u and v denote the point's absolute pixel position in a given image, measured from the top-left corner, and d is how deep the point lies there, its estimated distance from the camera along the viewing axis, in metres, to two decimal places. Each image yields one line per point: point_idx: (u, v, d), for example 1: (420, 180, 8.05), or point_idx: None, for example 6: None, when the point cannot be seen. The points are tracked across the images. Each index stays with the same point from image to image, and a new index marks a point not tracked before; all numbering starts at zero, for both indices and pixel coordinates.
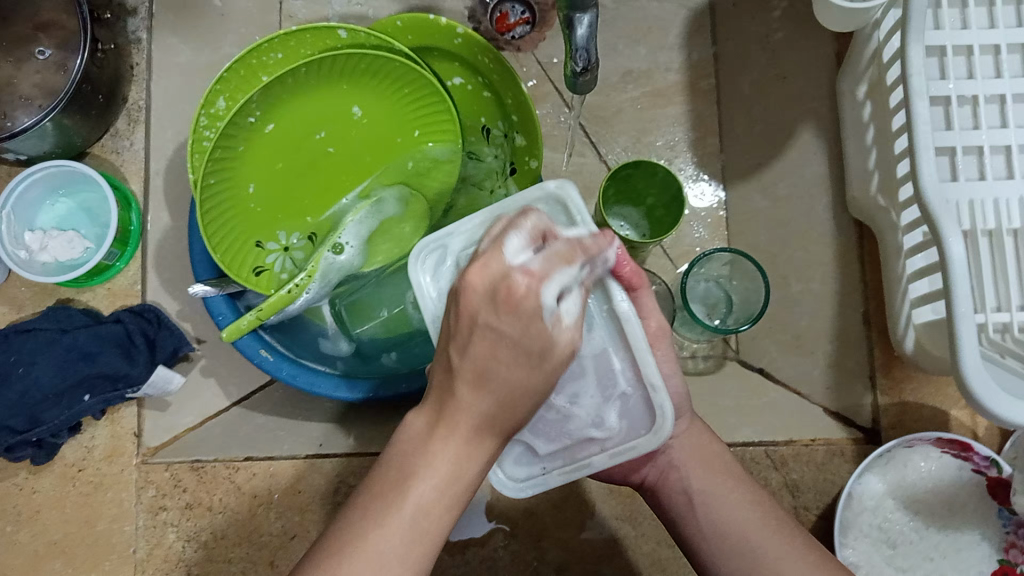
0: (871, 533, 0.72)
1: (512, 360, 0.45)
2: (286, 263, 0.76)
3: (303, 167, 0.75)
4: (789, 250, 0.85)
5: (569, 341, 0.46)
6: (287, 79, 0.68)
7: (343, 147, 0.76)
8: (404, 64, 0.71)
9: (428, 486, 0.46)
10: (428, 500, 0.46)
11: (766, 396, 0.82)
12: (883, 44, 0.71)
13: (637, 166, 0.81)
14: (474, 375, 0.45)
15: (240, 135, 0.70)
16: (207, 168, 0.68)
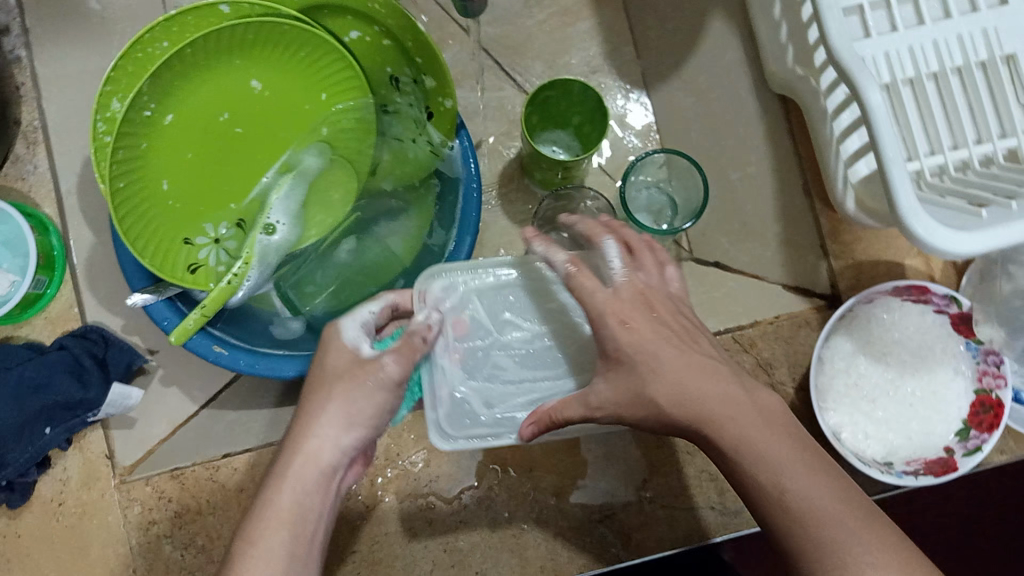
0: (848, 393, 0.73)
1: (346, 364, 0.58)
2: (220, 256, 0.74)
3: (215, 154, 0.72)
4: (720, 140, 0.84)
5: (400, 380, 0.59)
6: (174, 65, 0.66)
7: (252, 126, 0.73)
8: (292, 26, 0.69)
9: (273, 541, 0.51)
10: (278, 520, 0.52)
11: (725, 286, 0.84)
12: None
13: (553, 87, 0.79)
14: (306, 421, 0.55)
15: (140, 131, 0.67)
16: (112, 171, 0.66)
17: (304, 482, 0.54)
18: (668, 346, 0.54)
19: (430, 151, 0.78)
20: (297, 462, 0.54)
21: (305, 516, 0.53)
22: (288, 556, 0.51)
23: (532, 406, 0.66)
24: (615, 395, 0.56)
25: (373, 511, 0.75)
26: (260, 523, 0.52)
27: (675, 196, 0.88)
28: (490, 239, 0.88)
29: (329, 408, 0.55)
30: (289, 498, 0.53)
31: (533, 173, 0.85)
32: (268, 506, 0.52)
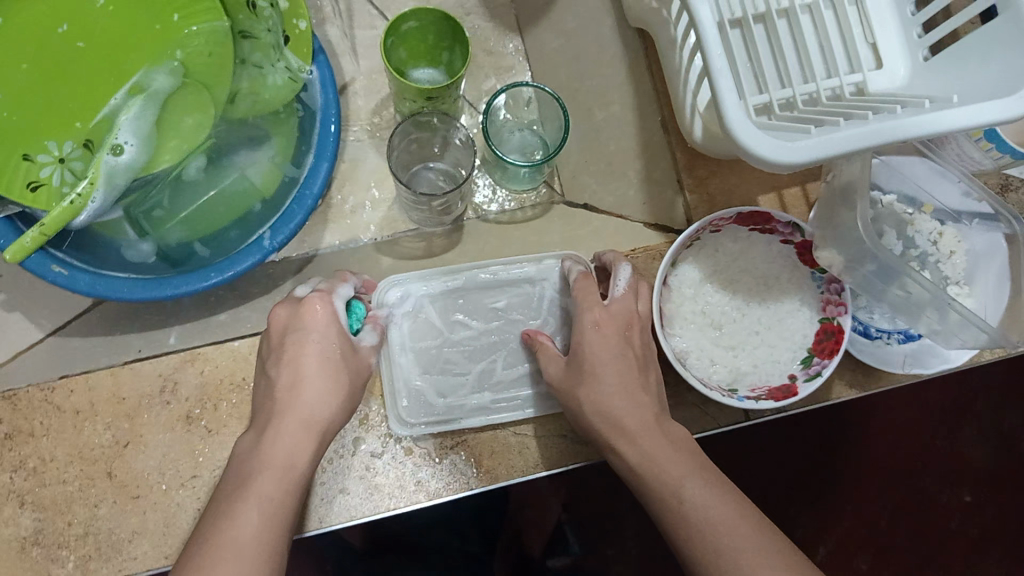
0: (695, 320, 0.73)
1: (318, 354, 0.60)
2: (65, 176, 0.73)
3: (55, 68, 0.71)
4: (586, 80, 0.85)
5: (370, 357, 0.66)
6: None
7: (95, 41, 0.72)
8: None
9: (267, 484, 0.53)
10: (278, 476, 0.54)
11: (591, 225, 0.84)
12: None
13: (416, 17, 0.79)
14: (289, 383, 0.59)
15: None
16: None
17: (296, 447, 0.56)
18: (602, 345, 0.64)
19: (288, 78, 0.78)
20: (283, 423, 0.57)
21: (291, 481, 0.54)
22: (278, 496, 0.53)
23: (481, 390, 0.74)
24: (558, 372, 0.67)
25: (211, 438, 0.70)
26: (260, 478, 0.53)
27: (546, 138, 0.87)
28: (360, 176, 0.87)
29: (313, 387, 0.59)
30: (284, 456, 0.55)
31: (401, 109, 0.85)
32: (259, 463, 0.54)
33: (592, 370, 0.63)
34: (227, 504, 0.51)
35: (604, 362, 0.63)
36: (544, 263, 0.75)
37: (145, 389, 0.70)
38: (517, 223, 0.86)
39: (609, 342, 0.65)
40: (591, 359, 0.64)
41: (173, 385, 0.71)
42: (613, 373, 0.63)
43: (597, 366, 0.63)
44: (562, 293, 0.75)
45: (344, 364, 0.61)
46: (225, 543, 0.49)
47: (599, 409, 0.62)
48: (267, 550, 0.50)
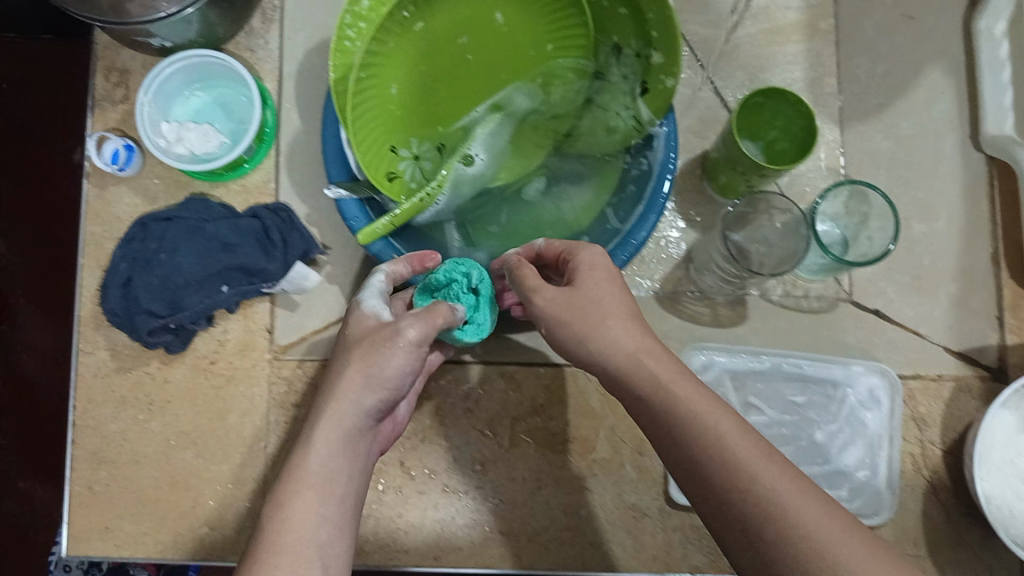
0: (1004, 468, 0.72)
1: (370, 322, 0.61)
2: (416, 172, 0.75)
3: (439, 73, 0.74)
4: (911, 189, 0.84)
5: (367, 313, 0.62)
6: None
7: (479, 57, 0.75)
8: None
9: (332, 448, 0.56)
10: (328, 453, 0.55)
11: (885, 334, 0.81)
12: None
13: (766, 95, 0.79)
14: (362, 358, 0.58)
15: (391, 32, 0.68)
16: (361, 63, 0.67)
17: (328, 441, 0.56)
18: (607, 287, 0.59)
19: (633, 123, 0.78)
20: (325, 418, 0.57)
21: (337, 473, 0.55)
22: (336, 483, 0.55)
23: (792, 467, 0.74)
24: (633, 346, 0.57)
25: (505, 454, 0.73)
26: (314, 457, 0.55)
27: (847, 233, 0.86)
28: None
29: (356, 365, 0.57)
30: (318, 459, 0.55)
31: (716, 175, 0.85)
32: (310, 450, 0.55)
33: (595, 298, 0.58)
34: (288, 493, 0.53)
35: (572, 305, 0.59)
36: (852, 367, 0.75)
37: (451, 390, 0.74)
38: (803, 311, 0.83)
39: (618, 304, 0.59)
40: (574, 297, 0.59)
41: (477, 393, 0.74)
42: (626, 321, 0.58)
43: (610, 317, 0.58)
44: (864, 402, 0.75)
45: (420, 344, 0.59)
46: (281, 531, 0.51)
47: (632, 355, 0.57)
48: (330, 548, 0.52)
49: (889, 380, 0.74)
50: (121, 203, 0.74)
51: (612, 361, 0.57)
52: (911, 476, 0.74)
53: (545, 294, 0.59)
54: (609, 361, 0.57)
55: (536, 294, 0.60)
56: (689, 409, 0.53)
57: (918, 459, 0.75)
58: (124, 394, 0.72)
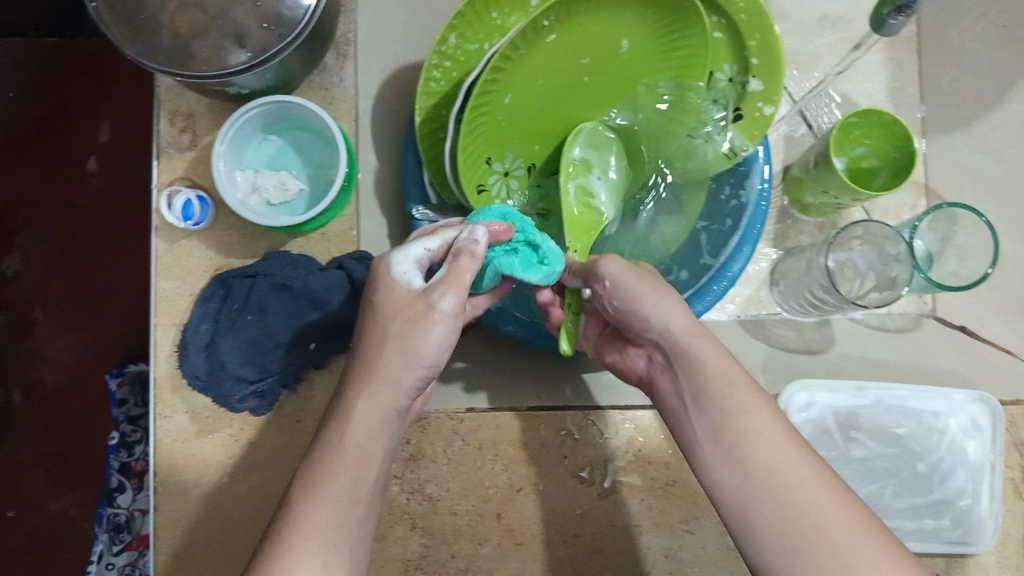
0: None
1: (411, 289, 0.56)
2: (504, 188, 0.75)
3: (546, 94, 0.71)
4: (1005, 207, 0.82)
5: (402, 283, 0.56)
6: (540, 21, 0.62)
7: (595, 83, 0.72)
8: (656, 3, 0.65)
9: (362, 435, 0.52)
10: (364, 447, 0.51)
11: (976, 355, 0.80)
12: None
13: (860, 117, 0.75)
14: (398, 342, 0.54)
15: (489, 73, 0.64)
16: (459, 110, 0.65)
17: (365, 428, 0.52)
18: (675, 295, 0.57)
19: (724, 153, 0.75)
20: (366, 405, 0.53)
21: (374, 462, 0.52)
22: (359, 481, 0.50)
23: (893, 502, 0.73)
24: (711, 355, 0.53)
25: (602, 501, 0.70)
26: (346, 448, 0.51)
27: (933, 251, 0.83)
28: None
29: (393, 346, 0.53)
30: (352, 447, 0.51)
31: (801, 196, 0.83)
32: (345, 440, 0.51)
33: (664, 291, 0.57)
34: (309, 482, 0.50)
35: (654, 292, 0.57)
36: (954, 396, 0.73)
37: (547, 436, 0.72)
38: (889, 331, 0.81)
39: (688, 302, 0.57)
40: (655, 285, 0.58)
41: (573, 437, 0.72)
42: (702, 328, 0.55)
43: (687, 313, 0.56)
44: (968, 432, 0.73)
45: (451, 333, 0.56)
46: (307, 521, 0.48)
47: (724, 362, 0.52)
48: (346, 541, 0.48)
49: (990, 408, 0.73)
50: (195, 256, 0.71)
51: (704, 370, 0.53)
52: (1014, 502, 0.73)
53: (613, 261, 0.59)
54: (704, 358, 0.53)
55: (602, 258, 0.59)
56: (738, 404, 0.50)
57: (1019, 483, 0.73)
58: (207, 457, 0.69)
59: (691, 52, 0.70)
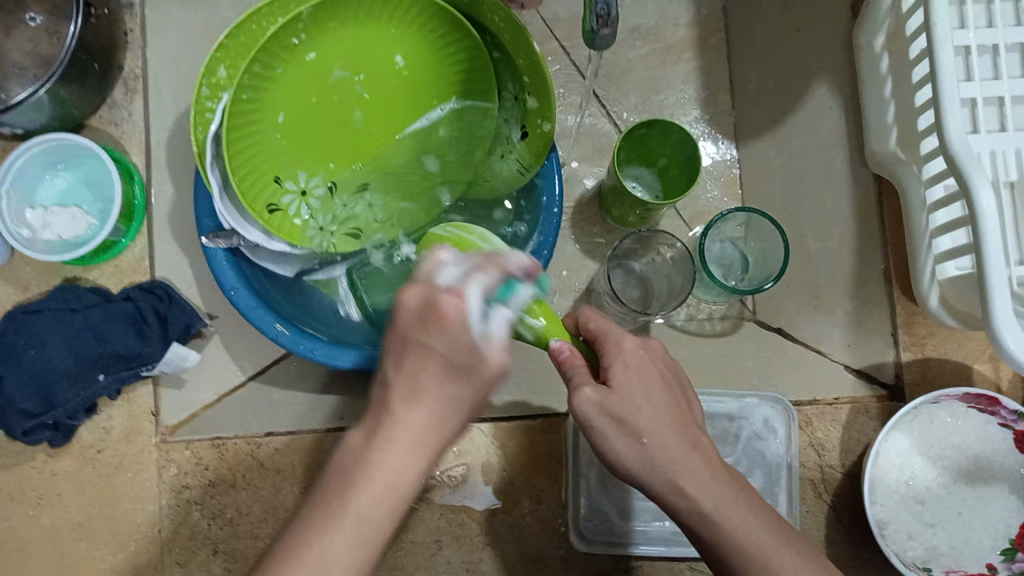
0: (898, 490, 0.72)
1: (440, 374, 0.50)
2: (302, 208, 0.74)
3: (327, 109, 0.73)
4: (804, 209, 0.84)
5: (498, 358, 0.50)
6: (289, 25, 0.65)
7: (378, 96, 0.74)
8: None
9: (343, 530, 0.47)
10: (368, 521, 0.47)
11: (785, 355, 0.81)
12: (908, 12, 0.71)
13: (652, 125, 0.79)
14: (409, 391, 0.50)
15: (247, 82, 0.66)
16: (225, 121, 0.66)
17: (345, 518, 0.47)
18: (649, 388, 0.55)
19: (517, 171, 0.78)
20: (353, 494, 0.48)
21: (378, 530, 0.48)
22: (361, 546, 0.47)
23: None
24: (650, 459, 0.53)
25: (401, 518, 0.73)
26: (352, 511, 0.47)
27: (749, 255, 0.85)
28: (555, 262, 0.88)
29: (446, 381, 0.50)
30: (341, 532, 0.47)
31: (611, 208, 0.85)
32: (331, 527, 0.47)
33: (631, 410, 0.53)
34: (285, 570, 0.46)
35: (618, 419, 0.53)
36: (746, 399, 0.76)
37: None
38: (706, 337, 0.82)
39: (648, 399, 0.54)
40: (617, 412, 0.53)
41: None
42: (667, 434, 0.54)
43: (646, 435, 0.53)
44: (761, 433, 0.75)
45: (468, 372, 0.50)
46: None
47: (671, 482, 0.53)
48: None
49: (781, 410, 0.75)
50: None
51: (654, 479, 0.54)
52: (812, 500, 0.75)
53: (587, 396, 0.54)
54: (649, 480, 0.54)
55: (574, 391, 0.54)
56: (695, 508, 0.53)
57: (819, 484, 0.75)
58: (11, 492, 0.72)
59: (471, 68, 0.74)
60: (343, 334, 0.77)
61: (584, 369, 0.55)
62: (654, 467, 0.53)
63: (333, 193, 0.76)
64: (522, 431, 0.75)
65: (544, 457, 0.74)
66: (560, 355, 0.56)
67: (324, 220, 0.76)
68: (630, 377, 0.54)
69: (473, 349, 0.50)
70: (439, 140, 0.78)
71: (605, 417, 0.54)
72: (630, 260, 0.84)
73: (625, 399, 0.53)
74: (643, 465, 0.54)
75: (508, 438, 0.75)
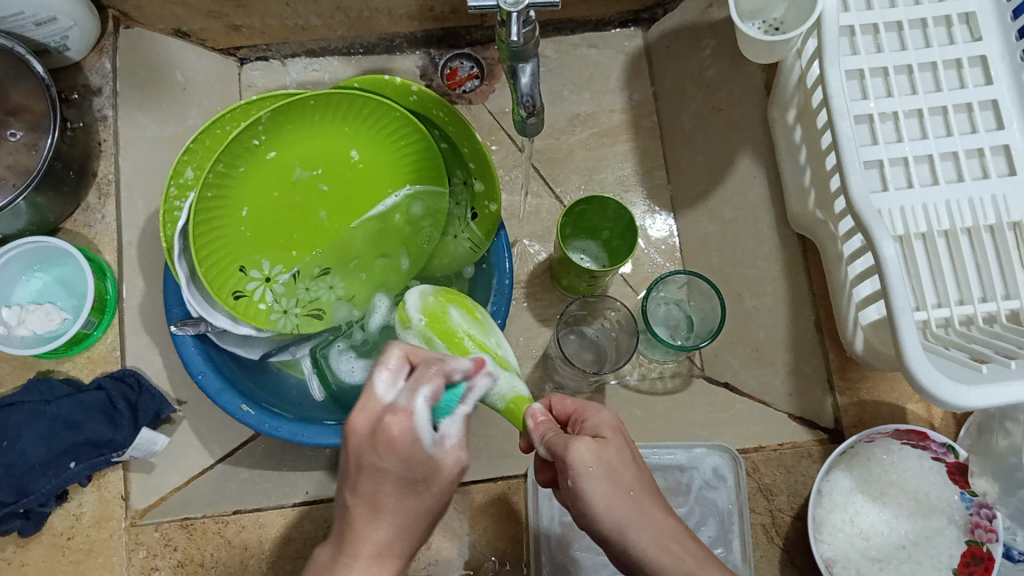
0: (844, 528, 0.75)
1: (397, 492, 0.51)
2: (267, 293, 0.78)
3: (288, 204, 0.78)
4: (741, 271, 0.90)
5: (453, 463, 0.52)
6: (253, 129, 0.71)
7: (336, 189, 0.79)
8: (359, 95, 0.73)
9: None
10: None
11: (733, 408, 0.87)
12: (806, 71, 0.77)
13: (589, 202, 0.85)
14: (367, 510, 0.51)
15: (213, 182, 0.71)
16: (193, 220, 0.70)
17: None
18: (628, 450, 0.57)
19: (469, 249, 0.86)
20: None
21: None
22: None
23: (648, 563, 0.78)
24: (636, 510, 0.54)
25: None
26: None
27: (692, 315, 0.91)
28: (512, 332, 0.93)
29: (398, 505, 0.51)
30: None
31: (561, 278, 0.90)
32: None
33: (620, 464, 0.55)
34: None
35: (610, 469, 0.55)
36: (696, 449, 0.81)
37: (310, 532, 0.75)
38: (658, 394, 0.91)
39: (630, 459, 0.56)
40: (609, 461, 0.55)
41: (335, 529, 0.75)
42: (650, 494, 0.56)
43: (634, 488, 0.55)
44: (711, 482, 0.81)
45: (417, 490, 0.51)
46: None
47: (659, 541, 0.53)
48: None
49: (728, 458, 0.80)
50: None
51: (640, 533, 0.54)
52: (765, 546, 0.78)
53: (584, 446, 0.55)
54: (633, 541, 0.54)
55: (571, 440, 0.55)
56: (683, 564, 0.52)
57: (770, 528, 0.78)
58: None
59: (423, 158, 0.80)
60: (308, 412, 0.83)
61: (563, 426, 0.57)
62: (649, 517, 0.54)
63: (297, 278, 0.81)
64: (482, 493, 0.78)
65: (504, 519, 0.77)
66: (536, 418, 0.59)
67: (286, 304, 0.80)
68: (616, 440, 0.57)
69: (428, 463, 0.51)
70: (395, 224, 0.83)
71: (597, 471, 0.54)
72: (581, 325, 0.91)
73: (614, 454, 0.56)
74: (632, 518, 0.54)
75: (470, 502, 0.78)
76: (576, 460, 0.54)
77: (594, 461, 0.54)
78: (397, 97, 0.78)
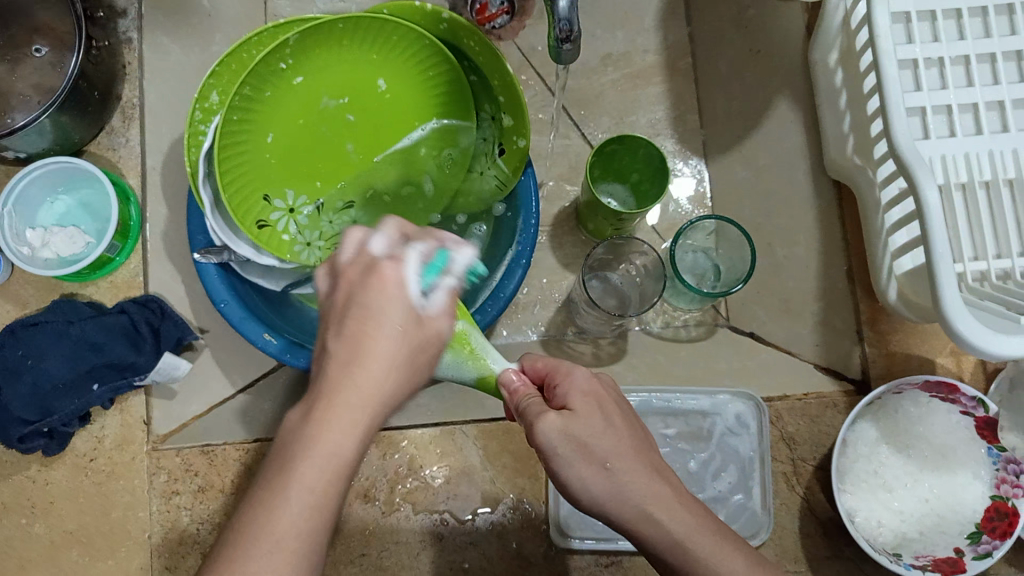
0: (868, 478, 0.75)
1: (398, 327, 0.47)
2: (291, 224, 0.77)
3: (313, 134, 0.76)
4: (773, 220, 0.88)
5: (439, 324, 0.49)
6: (279, 51, 0.69)
7: (362, 119, 0.78)
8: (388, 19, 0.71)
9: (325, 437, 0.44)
10: (322, 487, 0.43)
11: (758, 356, 0.86)
12: (852, 11, 0.74)
13: (623, 141, 0.82)
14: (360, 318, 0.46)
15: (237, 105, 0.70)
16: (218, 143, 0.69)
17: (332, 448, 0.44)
18: (608, 413, 0.54)
19: (496, 186, 0.84)
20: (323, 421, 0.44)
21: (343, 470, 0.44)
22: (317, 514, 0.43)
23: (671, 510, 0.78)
24: (612, 484, 0.52)
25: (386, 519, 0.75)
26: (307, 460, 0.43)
27: (720, 264, 0.89)
28: (536, 274, 0.92)
29: (396, 314, 0.47)
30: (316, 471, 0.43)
31: (587, 222, 0.89)
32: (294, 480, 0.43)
33: (592, 433, 0.52)
34: (259, 505, 0.43)
35: (581, 442, 0.52)
36: (719, 396, 0.81)
37: None
38: (682, 342, 0.90)
39: (603, 425, 0.53)
40: (578, 436, 0.52)
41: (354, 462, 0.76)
42: (631, 460, 0.53)
43: (610, 459, 0.52)
44: (733, 429, 0.81)
45: (416, 324, 0.48)
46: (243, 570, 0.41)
47: (642, 512, 0.51)
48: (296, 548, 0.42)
49: (752, 405, 0.79)
50: None
51: (616, 507, 0.52)
52: (786, 494, 0.77)
53: (551, 422, 0.53)
54: (614, 514, 0.52)
55: (533, 419, 0.53)
56: (681, 525, 0.51)
57: (792, 478, 0.78)
58: (6, 501, 0.74)
59: (451, 89, 0.78)
60: None
61: (534, 399, 0.55)
62: (627, 488, 0.52)
63: (321, 211, 0.79)
64: (502, 432, 0.78)
65: (524, 458, 0.77)
66: (512, 384, 0.57)
67: (311, 236, 0.78)
68: (586, 405, 0.53)
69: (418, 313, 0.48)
70: (421, 159, 0.82)
71: (565, 443, 0.53)
72: (607, 270, 0.89)
73: (584, 424, 0.53)
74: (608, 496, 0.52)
75: (490, 440, 0.78)
76: (542, 436, 0.53)
77: (560, 437, 0.52)
78: (425, 24, 0.76)
